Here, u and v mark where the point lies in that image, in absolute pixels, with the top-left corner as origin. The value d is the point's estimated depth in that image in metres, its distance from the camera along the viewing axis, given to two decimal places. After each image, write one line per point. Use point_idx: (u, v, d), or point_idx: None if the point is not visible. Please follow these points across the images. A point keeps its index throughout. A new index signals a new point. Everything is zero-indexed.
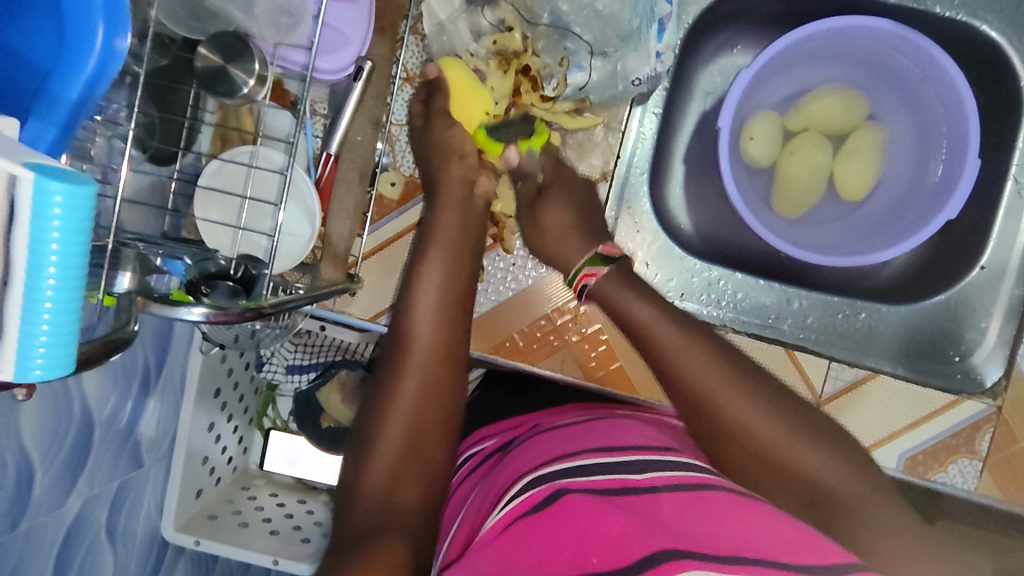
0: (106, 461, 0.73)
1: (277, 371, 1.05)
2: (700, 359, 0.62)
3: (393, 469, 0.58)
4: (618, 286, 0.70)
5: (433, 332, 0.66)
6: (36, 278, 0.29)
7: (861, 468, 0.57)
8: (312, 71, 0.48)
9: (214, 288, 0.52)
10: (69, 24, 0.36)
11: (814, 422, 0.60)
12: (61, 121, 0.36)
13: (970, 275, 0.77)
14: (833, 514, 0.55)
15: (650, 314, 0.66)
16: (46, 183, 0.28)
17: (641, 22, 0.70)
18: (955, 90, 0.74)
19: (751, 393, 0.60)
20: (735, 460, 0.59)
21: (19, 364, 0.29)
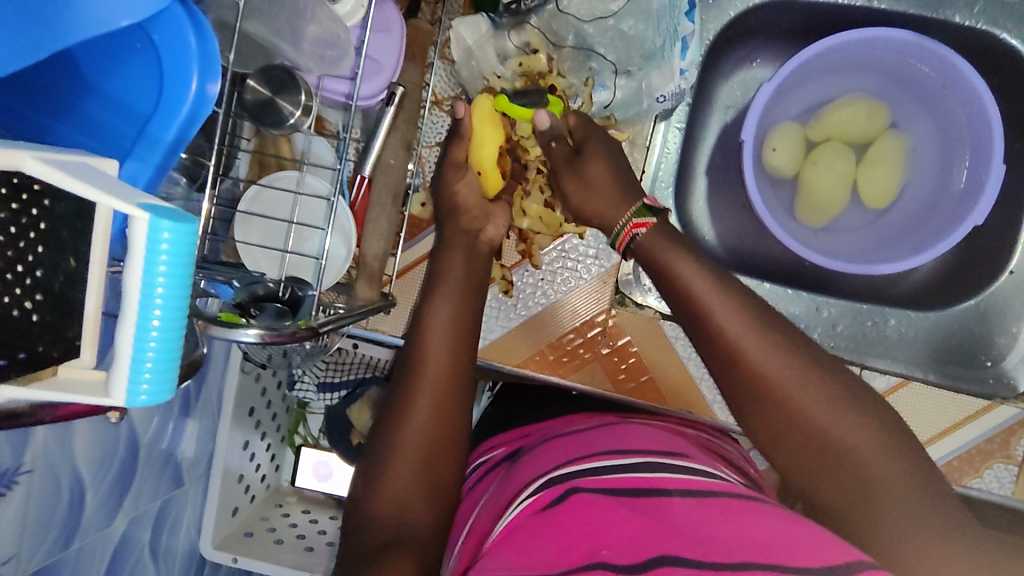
0: (149, 480, 0.74)
1: (308, 390, 1.07)
2: (740, 317, 0.57)
3: (407, 483, 0.59)
4: (656, 239, 0.63)
5: (443, 345, 0.64)
6: (145, 311, 0.28)
7: (897, 447, 0.52)
8: (357, 99, 0.50)
9: (261, 310, 0.54)
10: (172, 77, 0.34)
11: (855, 394, 0.55)
12: (157, 162, 0.34)
13: (999, 280, 0.78)
14: (864, 496, 0.51)
15: (691, 268, 0.60)
16: (157, 222, 0.27)
17: (664, 41, 0.72)
18: (979, 97, 0.75)
19: (792, 356, 0.55)
20: (763, 426, 0.56)
21: (126, 393, 0.29)
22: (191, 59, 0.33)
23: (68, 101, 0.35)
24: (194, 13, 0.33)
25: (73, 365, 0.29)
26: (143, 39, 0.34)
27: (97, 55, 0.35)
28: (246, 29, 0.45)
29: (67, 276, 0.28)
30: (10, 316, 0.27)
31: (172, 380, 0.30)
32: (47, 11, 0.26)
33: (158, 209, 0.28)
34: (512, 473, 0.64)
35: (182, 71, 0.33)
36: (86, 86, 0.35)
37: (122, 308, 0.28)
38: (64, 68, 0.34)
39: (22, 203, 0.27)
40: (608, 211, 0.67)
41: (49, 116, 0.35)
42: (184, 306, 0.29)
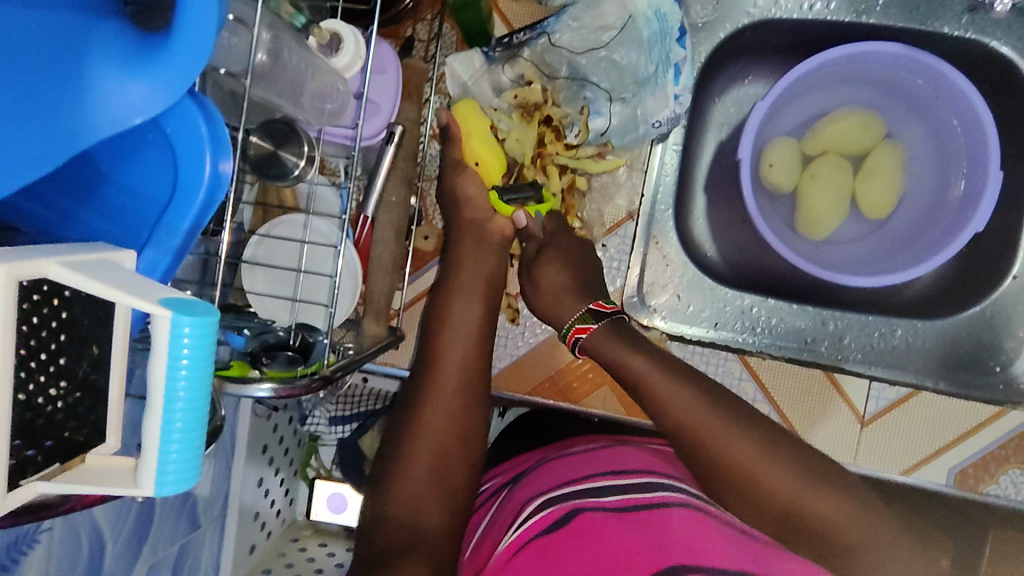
0: (167, 523, 0.72)
1: (320, 424, 1.04)
2: (694, 407, 0.61)
3: (411, 515, 0.58)
4: (605, 339, 0.68)
5: (459, 379, 0.66)
6: (169, 403, 0.30)
7: (853, 507, 0.56)
8: (363, 144, 0.53)
9: (273, 358, 0.54)
10: (184, 164, 0.34)
11: (788, 448, 0.59)
12: (176, 247, 0.34)
13: (1003, 286, 0.78)
14: (827, 541, 0.56)
15: (642, 364, 0.65)
16: (177, 318, 0.29)
17: (657, 68, 0.73)
18: (970, 105, 0.76)
19: (742, 435, 0.59)
20: (720, 489, 0.59)
21: (155, 482, 0.30)
22: (202, 144, 0.33)
23: (87, 190, 0.35)
24: (202, 102, 0.34)
25: (98, 453, 0.31)
26: (155, 131, 0.34)
27: (114, 149, 0.35)
28: (253, 95, 0.45)
29: (91, 363, 0.30)
30: (36, 403, 0.28)
31: (196, 465, 0.32)
32: (62, 118, 0.27)
33: (178, 303, 0.29)
34: (509, 498, 0.64)
35: (193, 157, 0.34)
36: (102, 176, 0.35)
37: (148, 401, 0.30)
38: (80, 164, 0.34)
39: (42, 296, 0.27)
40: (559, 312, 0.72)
41: (73, 203, 0.35)
42: (206, 392, 0.31)
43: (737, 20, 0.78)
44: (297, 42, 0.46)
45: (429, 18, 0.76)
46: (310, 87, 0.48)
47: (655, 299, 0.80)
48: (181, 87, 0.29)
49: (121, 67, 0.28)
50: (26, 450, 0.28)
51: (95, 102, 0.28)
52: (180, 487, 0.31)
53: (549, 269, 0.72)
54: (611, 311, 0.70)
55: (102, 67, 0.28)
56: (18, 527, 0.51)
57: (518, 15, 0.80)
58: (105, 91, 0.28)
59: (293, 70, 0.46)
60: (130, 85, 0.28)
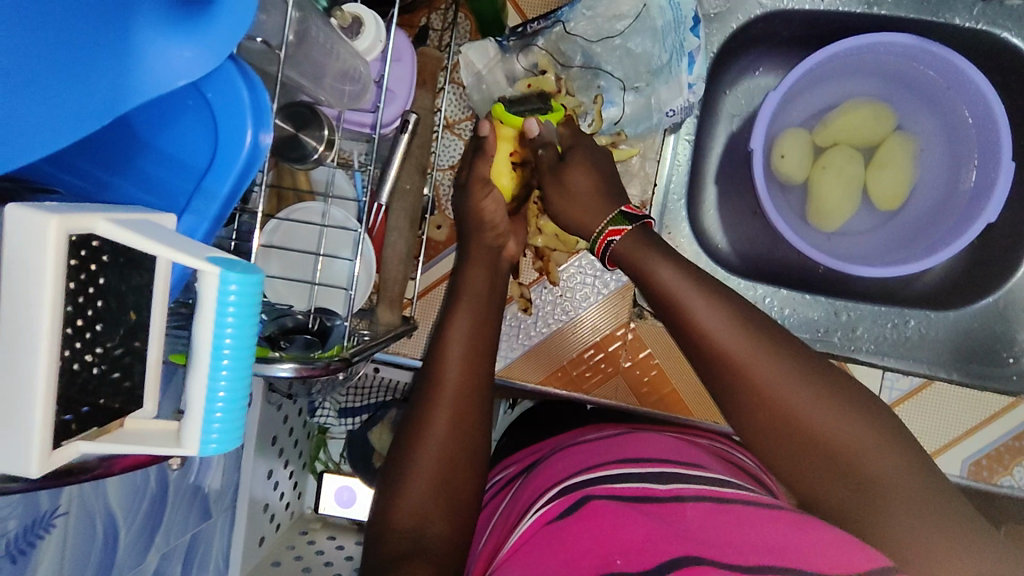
0: (179, 513, 0.71)
1: (329, 416, 1.07)
2: (746, 342, 0.55)
3: (425, 502, 0.58)
4: (638, 247, 0.63)
5: (460, 367, 0.64)
6: (215, 362, 0.30)
7: (899, 470, 0.52)
8: (382, 129, 0.53)
9: (291, 341, 0.53)
10: (225, 131, 0.34)
11: (831, 383, 0.55)
12: (214, 214, 0.34)
13: (1017, 275, 0.77)
14: (864, 490, 0.52)
15: (672, 277, 0.59)
16: (226, 275, 0.29)
17: (670, 57, 0.74)
18: (983, 97, 0.76)
19: (795, 376, 0.54)
20: (748, 423, 0.56)
21: (198, 442, 0.30)
22: (244, 113, 0.33)
23: (125, 157, 0.35)
24: (243, 69, 0.33)
25: (138, 417, 0.31)
26: (196, 97, 0.34)
27: (152, 117, 0.35)
28: (286, 78, 0.46)
29: (128, 330, 0.30)
30: (73, 368, 0.28)
31: (239, 428, 0.32)
32: (101, 83, 0.27)
33: (224, 262, 0.30)
34: (526, 485, 0.64)
35: (235, 124, 0.34)
36: (139, 143, 0.35)
37: (192, 360, 0.30)
38: (118, 130, 0.34)
39: (82, 258, 0.27)
40: (589, 219, 0.67)
41: (105, 171, 0.34)
42: (251, 351, 0.31)
43: (749, 11, 0.79)
44: (325, 22, 0.46)
45: (442, 8, 0.77)
46: (331, 69, 0.48)
47: None
48: (220, 51, 0.29)
49: (166, 30, 0.28)
50: (64, 415, 0.28)
51: (141, 67, 0.28)
52: (222, 449, 0.31)
53: (576, 173, 0.68)
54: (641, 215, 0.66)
55: (147, 29, 0.27)
56: (37, 509, 0.51)
57: (531, 5, 0.80)
58: (150, 54, 0.28)
59: (318, 49, 0.46)
60: (176, 48, 0.28)
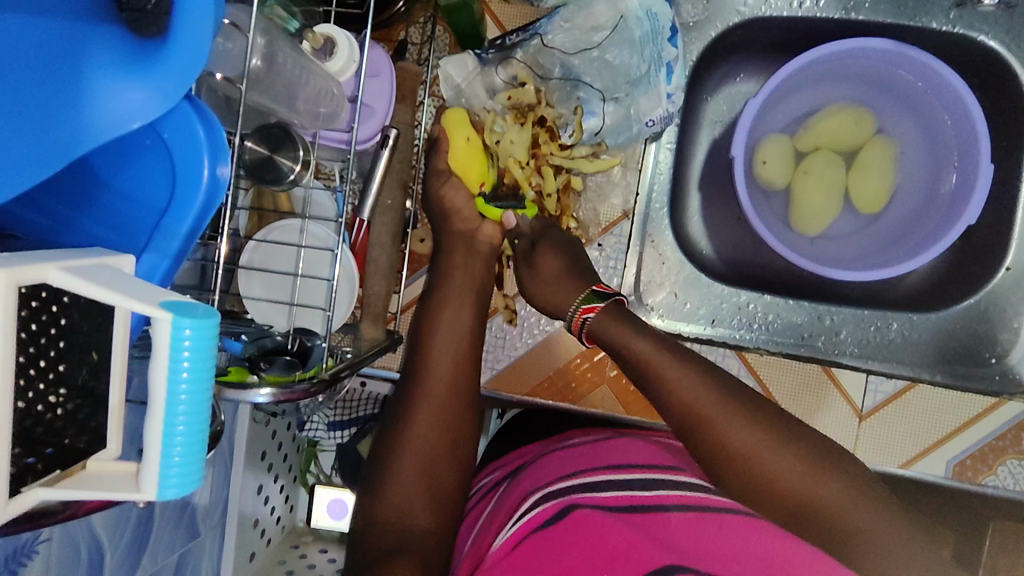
0: (166, 533, 0.70)
1: (318, 430, 1.04)
2: (704, 391, 0.61)
3: (405, 504, 0.59)
4: (611, 320, 0.67)
5: (449, 366, 0.66)
6: (171, 407, 0.30)
7: (860, 500, 0.56)
8: (357, 147, 0.53)
9: (271, 363, 0.53)
10: (182, 167, 0.33)
11: (803, 440, 0.59)
12: (175, 250, 0.34)
13: (997, 277, 0.78)
14: (844, 540, 0.55)
15: (648, 347, 0.64)
16: (179, 321, 0.29)
17: (649, 67, 0.74)
18: (961, 100, 0.77)
19: (756, 424, 0.59)
20: (732, 483, 0.59)
21: (157, 486, 0.30)
22: (200, 149, 0.33)
23: (85, 196, 0.35)
24: (199, 107, 0.33)
25: (100, 458, 0.31)
26: (153, 137, 0.34)
27: (111, 156, 0.35)
28: (248, 101, 0.46)
29: (91, 369, 0.30)
30: (36, 410, 0.28)
31: (199, 469, 0.32)
32: (62, 127, 0.27)
33: (179, 306, 0.29)
34: (512, 488, 0.64)
35: (191, 161, 0.33)
36: (98, 182, 0.35)
37: (149, 405, 0.30)
38: (79, 170, 0.34)
39: (42, 301, 0.27)
40: (562, 299, 0.72)
41: (71, 209, 0.35)
42: (207, 396, 0.31)
43: (728, 19, 0.79)
44: (291, 47, 0.46)
45: (421, 21, 0.76)
46: (304, 92, 0.48)
47: (653, 297, 0.80)
48: (173, 92, 0.28)
49: (122, 73, 0.28)
50: (26, 458, 0.28)
51: (94, 109, 0.28)
52: (182, 492, 0.31)
53: (548, 255, 0.73)
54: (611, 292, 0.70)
55: (103, 73, 0.28)
56: (17, 537, 0.51)
57: (510, 17, 0.80)
58: (105, 97, 0.28)
59: (287, 74, 0.45)
60: (127, 90, 0.28)
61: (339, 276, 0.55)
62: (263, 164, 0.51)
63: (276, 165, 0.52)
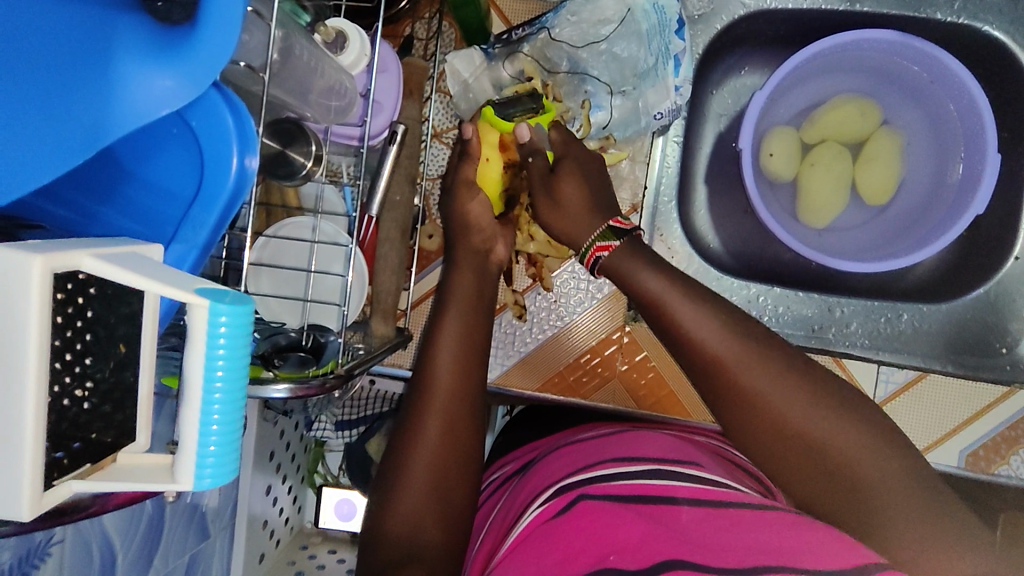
0: (177, 535, 0.70)
1: (326, 429, 1.04)
2: (723, 335, 0.56)
3: (419, 510, 0.57)
4: (625, 258, 0.63)
5: (450, 366, 0.63)
6: (207, 396, 0.30)
7: (910, 476, 0.52)
8: (369, 141, 0.52)
9: (285, 360, 0.52)
10: (210, 159, 0.33)
11: (832, 392, 0.55)
12: (202, 242, 0.33)
13: (1006, 267, 0.78)
14: (862, 502, 0.51)
15: (660, 286, 0.60)
16: (215, 307, 0.29)
17: (657, 60, 0.74)
18: (967, 90, 0.76)
19: (777, 372, 0.55)
20: (745, 431, 0.56)
21: (193, 476, 0.30)
22: (230, 140, 0.33)
23: (108, 187, 0.34)
24: (227, 95, 0.33)
25: (129, 452, 0.31)
26: (181, 126, 0.34)
27: (134, 144, 0.35)
28: (270, 96, 0.45)
29: (117, 362, 0.29)
30: (62, 405, 0.27)
31: (234, 459, 0.31)
32: (84, 114, 0.27)
33: (213, 293, 0.29)
34: (524, 482, 0.64)
35: (220, 153, 0.33)
36: (124, 173, 0.35)
37: (185, 393, 0.30)
38: (102, 159, 0.34)
39: (69, 291, 0.27)
40: (576, 232, 0.67)
41: (92, 201, 0.34)
42: (242, 384, 0.31)
43: (733, 12, 0.79)
44: (307, 40, 0.46)
45: (426, 17, 0.77)
46: (316, 85, 0.48)
47: None
48: (202, 80, 0.28)
49: (146, 60, 0.28)
50: (54, 453, 0.27)
51: (123, 99, 0.27)
52: (217, 483, 0.31)
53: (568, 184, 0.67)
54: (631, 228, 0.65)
55: (128, 61, 0.27)
56: (30, 540, 0.50)
57: (516, 12, 0.80)
58: (132, 87, 0.28)
59: (302, 67, 0.45)
60: (156, 77, 0.28)
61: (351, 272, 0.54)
62: (276, 160, 0.51)
63: (289, 159, 0.52)
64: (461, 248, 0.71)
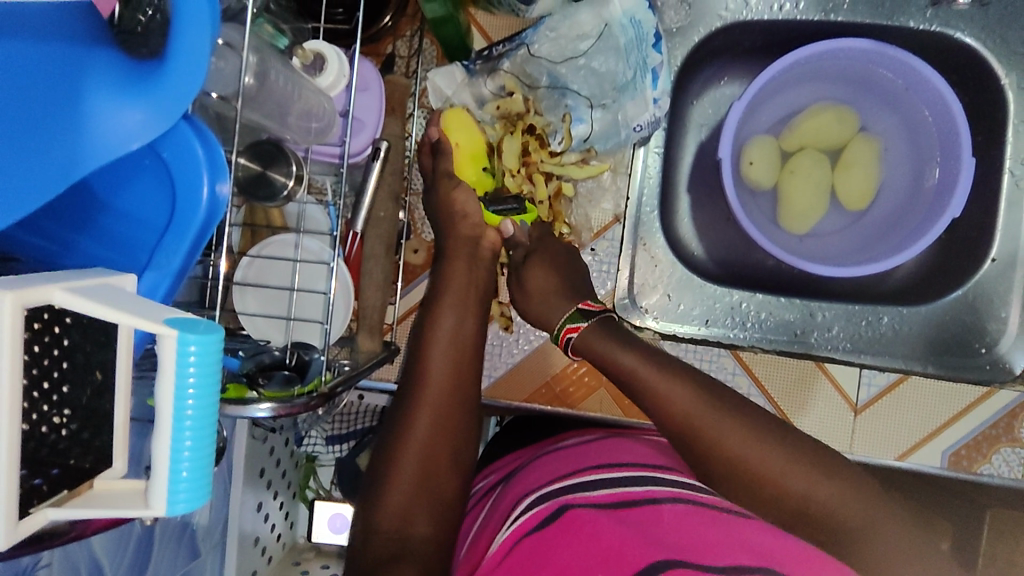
0: (167, 554, 0.69)
1: (317, 444, 1.03)
2: (690, 398, 0.61)
3: (408, 503, 0.58)
4: (597, 338, 0.69)
5: (445, 373, 0.65)
6: (178, 421, 0.30)
7: (874, 504, 0.56)
8: (350, 158, 0.53)
9: (269, 379, 0.52)
10: (182, 186, 0.33)
11: (799, 442, 0.59)
12: (176, 269, 0.34)
13: (982, 269, 0.79)
14: (847, 540, 0.55)
15: (634, 361, 0.65)
16: (184, 337, 0.29)
17: (635, 73, 0.75)
18: (940, 96, 0.78)
19: (745, 428, 0.59)
20: (730, 488, 0.58)
21: (166, 502, 0.30)
22: (200, 168, 0.33)
23: (86, 218, 0.35)
24: (198, 126, 0.33)
25: (106, 478, 0.31)
26: (153, 156, 0.34)
27: (110, 176, 0.35)
28: (244, 119, 0.45)
29: (94, 390, 0.30)
30: (40, 432, 0.28)
31: (206, 484, 0.32)
32: (60, 146, 0.28)
33: (183, 323, 0.30)
34: (505, 492, 0.65)
35: (191, 181, 0.33)
36: (100, 204, 0.35)
37: (157, 420, 0.30)
38: (79, 193, 0.35)
39: (44, 322, 0.28)
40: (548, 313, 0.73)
41: (70, 230, 0.35)
42: (213, 411, 0.31)
43: (710, 24, 0.80)
44: (283, 64, 0.46)
45: (408, 34, 0.78)
46: (295, 107, 0.49)
47: (646, 300, 0.81)
48: (172, 111, 0.29)
49: (119, 93, 0.28)
50: (32, 479, 0.28)
51: (95, 131, 0.28)
52: (190, 507, 0.31)
53: (537, 272, 0.73)
54: (599, 311, 0.71)
55: (100, 94, 0.28)
56: (19, 564, 0.50)
57: (496, 28, 0.81)
58: (104, 119, 0.28)
59: (279, 91, 0.46)
60: (127, 111, 0.28)
61: (334, 290, 0.55)
62: (258, 178, 0.52)
63: (269, 177, 0.52)
64: (444, 262, 0.72)
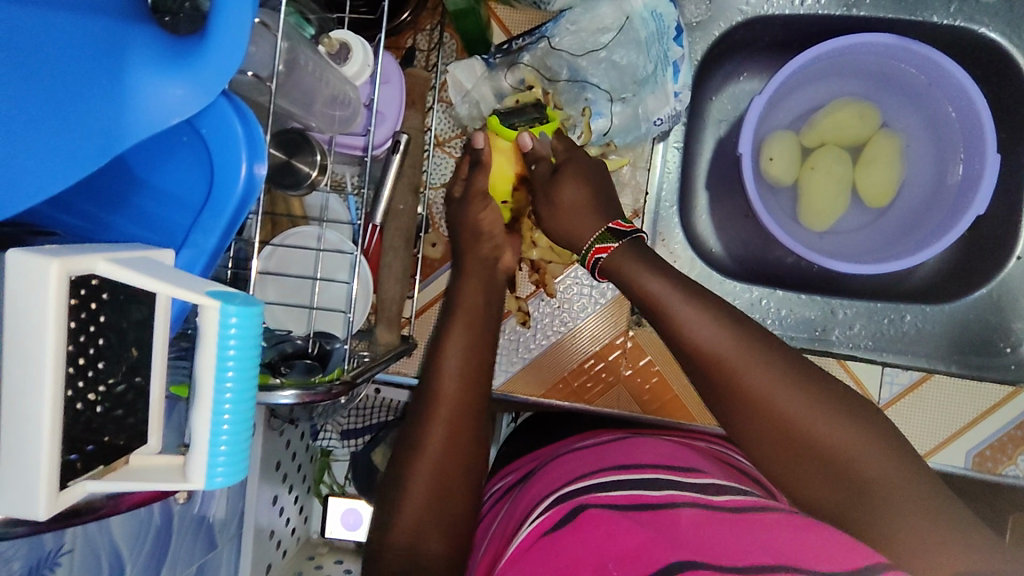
0: (184, 545, 0.69)
1: (332, 438, 1.05)
2: (717, 332, 0.57)
3: (421, 516, 0.57)
4: (625, 259, 0.63)
5: (458, 377, 0.63)
6: (218, 394, 0.30)
7: (917, 474, 0.53)
8: (373, 150, 0.52)
9: (291, 367, 0.52)
10: (219, 162, 0.34)
11: (831, 391, 0.55)
12: (211, 248, 0.34)
13: (1008, 267, 0.78)
14: (863, 494, 0.52)
15: (660, 287, 0.60)
16: (225, 308, 0.29)
17: (656, 66, 0.75)
18: (964, 91, 0.77)
19: (774, 366, 0.55)
20: (745, 430, 0.56)
21: (204, 475, 0.31)
22: (238, 146, 0.33)
23: (120, 196, 0.36)
24: (237, 103, 0.33)
25: (143, 453, 0.32)
26: (191, 132, 0.34)
27: (146, 153, 0.35)
28: (279, 108, 0.46)
29: (130, 366, 0.30)
30: (76, 408, 0.28)
31: (244, 458, 0.32)
32: (97, 122, 0.28)
33: (224, 295, 0.30)
34: (521, 494, 0.64)
35: (229, 158, 0.34)
36: (136, 181, 0.36)
37: (197, 393, 0.30)
38: (116, 168, 0.35)
39: (82, 297, 0.28)
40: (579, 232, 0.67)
41: (104, 210, 0.36)
42: (253, 383, 0.31)
43: (731, 18, 0.80)
44: (312, 50, 0.47)
45: (428, 28, 0.78)
46: (321, 95, 0.49)
47: None
48: (212, 86, 0.29)
49: (160, 70, 0.28)
50: (69, 455, 0.28)
51: (137, 106, 0.28)
52: (227, 481, 0.32)
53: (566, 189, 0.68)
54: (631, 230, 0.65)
55: (141, 71, 0.28)
56: (41, 548, 0.50)
57: (516, 22, 0.81)
58: (146, 94, 0.28)
59: (307, 78, 0.46)
60: (169, 86, 0.29)
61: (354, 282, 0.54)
62: (283, 166, 0.52)
63: (293, 165, 0.52)
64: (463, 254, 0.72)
